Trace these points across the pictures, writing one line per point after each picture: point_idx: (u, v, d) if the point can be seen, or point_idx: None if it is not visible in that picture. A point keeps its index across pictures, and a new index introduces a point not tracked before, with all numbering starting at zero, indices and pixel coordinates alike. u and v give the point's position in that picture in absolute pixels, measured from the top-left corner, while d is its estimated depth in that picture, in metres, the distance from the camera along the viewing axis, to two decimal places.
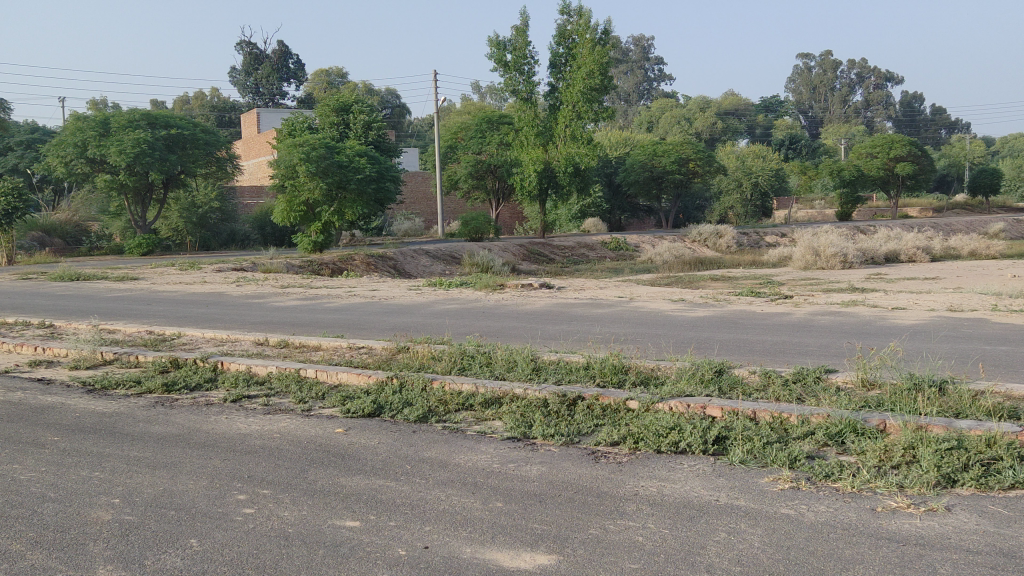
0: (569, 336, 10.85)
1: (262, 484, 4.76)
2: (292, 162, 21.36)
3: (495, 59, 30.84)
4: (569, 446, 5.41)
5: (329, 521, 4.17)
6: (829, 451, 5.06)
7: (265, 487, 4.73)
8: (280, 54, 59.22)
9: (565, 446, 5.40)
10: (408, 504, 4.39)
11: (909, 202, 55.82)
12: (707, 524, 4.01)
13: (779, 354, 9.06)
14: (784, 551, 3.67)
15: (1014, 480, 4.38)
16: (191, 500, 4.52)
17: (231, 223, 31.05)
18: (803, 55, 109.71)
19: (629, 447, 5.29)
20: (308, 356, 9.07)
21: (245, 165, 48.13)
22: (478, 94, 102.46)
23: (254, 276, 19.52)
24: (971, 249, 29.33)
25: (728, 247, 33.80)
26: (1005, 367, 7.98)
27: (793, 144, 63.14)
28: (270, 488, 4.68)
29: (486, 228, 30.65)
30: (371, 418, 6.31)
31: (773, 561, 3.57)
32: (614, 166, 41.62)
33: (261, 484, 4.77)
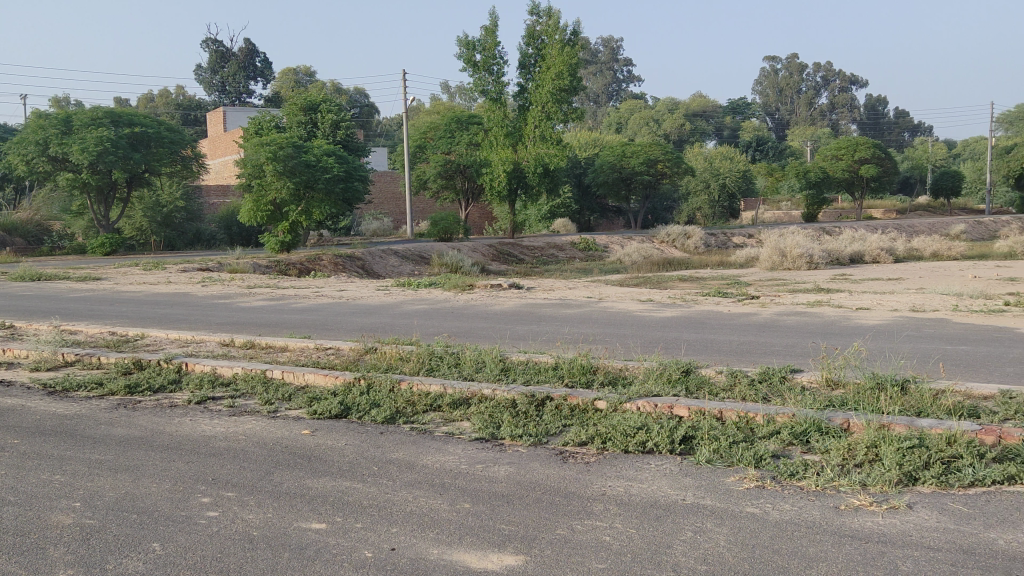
0: (538, 336, 10.84)
1: (227, 487, 4.68)
2: (258, 161, 21.13)
3: (464, 60, 30.73)
4: (537, 446, 5.38)
5: (295, 524, 4.10)
6: (794, 450, 5.07)
7: (229, 489, 4.65)
8: (247, 53, 58.61)
9: (533, 447, 5.37)
10: (374, 506, 4.34)
11: (873, 203, 56.52)
12: (673, 524, 4.00)
13: (745, 354, 9.12)
14: (750, 550, 3.67)
15: (974, 478, 4.42)
16: (154, 503, 4.42)
17: (196, 223, 30.55)
18: (770, 58, 110.57)
19: (596, 447, 5.27)
20: (275, 357, 8.97)
21: (212, 164, 47.61)
22: (447, 94, 102.18)
23: (220, 276, 19.34)
24: (934, 250, 29.80)
25: (696, 248, 34.01)
26: (966, 366, 8.09)
27: (759, 145, 63.70)
28: (234, 491, 4.60)
29: (456, 228, 30.61)
30: (337, 420, 6.25)
31: (738, 560, 3.57)
32: (583, 166, 41.69)
33: (226, 487, 4.68)
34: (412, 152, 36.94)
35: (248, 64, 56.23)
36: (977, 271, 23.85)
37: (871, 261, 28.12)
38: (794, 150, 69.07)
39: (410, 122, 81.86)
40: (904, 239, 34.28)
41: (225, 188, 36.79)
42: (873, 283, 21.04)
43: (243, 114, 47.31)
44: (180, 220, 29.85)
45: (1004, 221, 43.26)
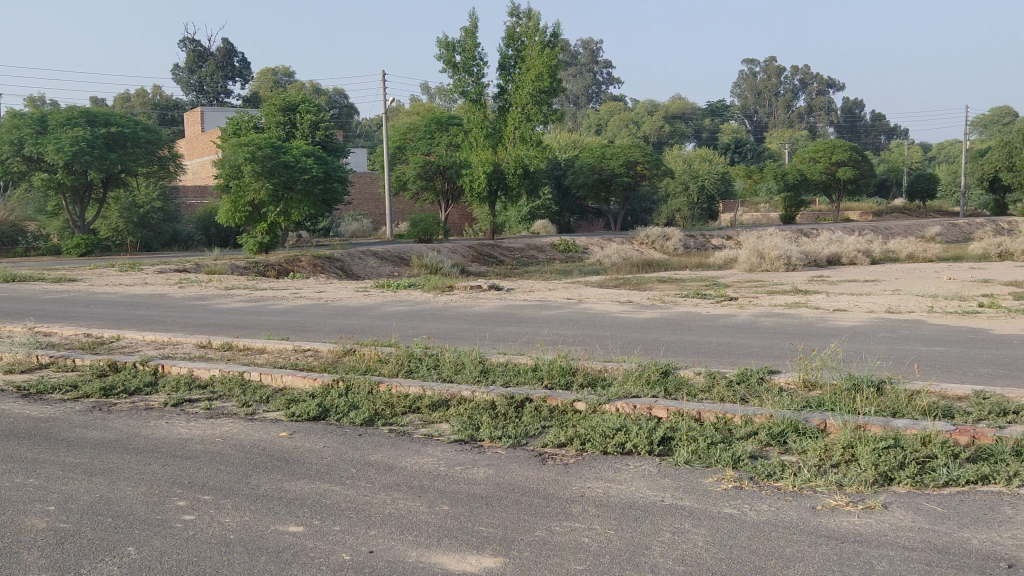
0: (517, 338, 10.80)
1: (203, 490, 4.62)
2: (236, 161, 20.96)
3: (444, 61, 30.61)
4: (516, 448, 5.35)
5: (272, 527, 4.05)
6: (771, 451, 5.07)
7: (206, 492, 4.58)
8: (225, 53, 58.16)
9: (512, 449, 5.34)
10: (352, 508, 4.29)
11: (850, 206, 56.94)
12: (652, 524, 3.98)
13: (724, 355, 9.14)
14: (728, 551, 3.65)
15: (949, 478, 4.43)
16: (128, 506, 4.35)
17: (173, 224, 30.00)
18: (749, 61, 111.07)
19: (575, 448, 5.25)
20: (252, 358, 8.89)
21: (189, 164, 47.23)
22: (426, 96, 101.99)
23: (198, 277, 19.13)
24: (910, 252, 30.06)
25: (675, 249, 34.10)
26: (942, 367, 8.15)
27: (738, 148, 63.96)
28: (211, 494, 4.54)
29: (436, 230, 30.55)
30: (315, 421, 6.19)
31: (716, 560, 3.55)
32: (563, 168, 41.66)
33: (203, 490, 4.61)
34: (392, 153, 36.78)
35: (225, 64, 55.81)
36: (952, 272, 24.06)
37: (849, 263, 28.31)
38: (772, 153, 69.38)
39: (390, 124, 81.61)
40: (881, 241, 34.54)
41: (203, 188, 36.46)
42: (850, 284, 21.17)
43: (221, 114, 46.95)
44: (157, 222, 29.12)
45: (979, 223, 43.67)
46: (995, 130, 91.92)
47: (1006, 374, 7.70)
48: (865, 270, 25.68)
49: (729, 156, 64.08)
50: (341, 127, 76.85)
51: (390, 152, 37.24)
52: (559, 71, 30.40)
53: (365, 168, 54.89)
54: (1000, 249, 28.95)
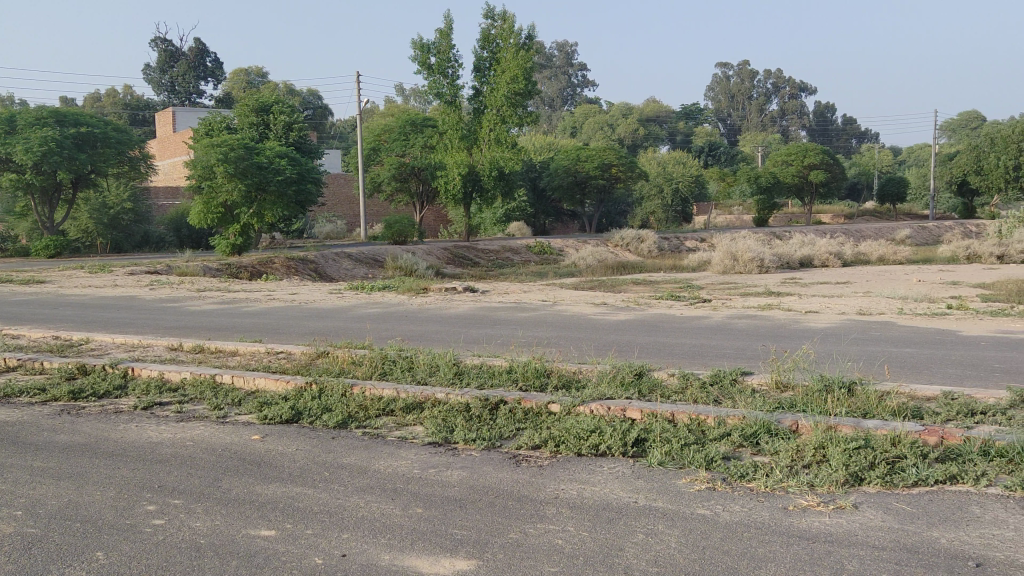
0: (492, 340, 10.72)
1: (173, 494, 4.52)
2: (209, 162, 20.71)
3: (419, 62, 30.40)
4: (490, 450, 5.28)
5: (244, 531, 3.97)
6: (744, 451, 5.04)
7: (176, 496, 4.48)
8: (197, 52, 57.50)
9: (486, 451, 5.28)
10: (325, 511, 4.22)
11: (822, 209, 57.35)
12: (625, 526, 3.94)
13: (696, 357, 9.13)
14: (701, 551, 3.62)
15: (918, 478, 4.42)
16: (97, 511, 4.26)
17: (144, 224, 29.26)
18: (722, 63, 111.42)
19: (550, 450, 5.21)
20: (224, 361, 8.75)
21: (160, 165, 46.66)
22: (401, 96, 101.39)
23: (169, 280, 18.80)
24: (881, 254, 30.30)
25: (649, 252, 34.10)
26: (911, 368, 8.19)
27: (712, 150, 64.16)
28: (182, 498, 4.44)
29: (410, 231, 30.44)
30: (289, 424, 6.09)
31: (688, 560, 3.53)
32: (538, 170, 41.60)
33: (173, 494, 4.51)
34: (366, 154, 36.46)
35: (197, 64, 55.15)
36: (922, 275, 24.26)
37: (820, 265, 28.47)
38: (745, 155, 69.73)
39: (364, 124, 81.12)
40: (853, 243, 34.77)
41: (175, 189, 35.98)
42: (822, 286, 21.32)
43: (192, 114, 46.40)
44: (127, 222, 28.43)
45: (948, 225, 44.08)
46: (963, 133, 92.84)
47: (972, 375, 7.76)
48: (837, 272, 25.79)
49: (703, 159, 64.24)
50: (315, 128, 76.22)
51: (365, 154, 37.01)
52: (534, 73, 30.33)
53: (340, 169, 54.50)
54: (967, 250, 29.20)
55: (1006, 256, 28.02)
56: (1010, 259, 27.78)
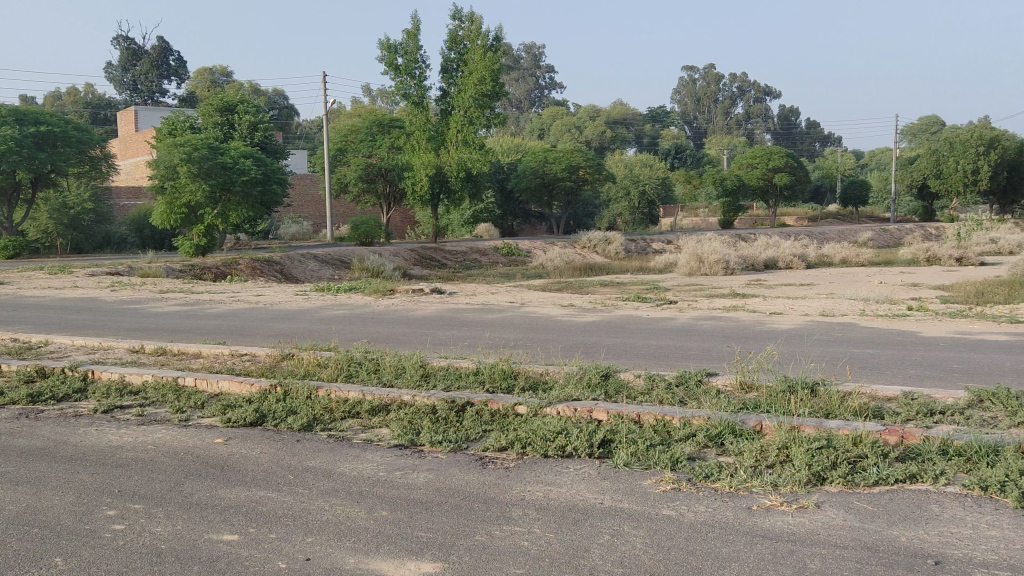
0: (459, 342, 10.62)
1: (134, 499, 4.40)
2: (172, 162, 20.38)
3: (386, 62, 30.15)
4: (456, 452, 5.21)
5: (206, 535, 3.86)
6: (709, 452, 5.01)
7: (137, 501, 4.36)
8: (160, 50, 56.57)
9: (452, 453, 5.20)
10: (289, 515, 4.12)
11: (786, 211, 57.92)
12: (591, 527, 3.89)
13: (662, 358, 9.11)
14: (666, 552, 3.59)
15: (879, 477, 4.41)
16: (55, 516, 4.14)
17: (106, 224, 28.75)
18: (687, 66, 111.88)
19: (516, 452, 5.14)
20: (186, 363, 8.56)
21: (122, 165, 45.84)
22: (368, 97, 100.71)
23: (131, 280, 18.46)
24: (843, 257, 30.59)
25: (616, 254, 34.10)
26: (874, 369, 8.22)
27: (678, 153, 64.40)
28: (142, 503, 4.32)
29: (377, 232, 30.21)
30: (252, 427, 5.96)
31: (654, 561, 3.49)
32: (506, 171, 41.30)
33: (133, 499, 4.39)
34: (333, 155, 36.10)
35: (160, 63, 54.34)
36: (884, 277, 24.50)
37: (785, 267, 28.70)
38: (711, 158, 70.18)
39: (331, 125, 80.51)
40: (817, 246, 35.12)
41: (138, 189, 35.38)
42: (786, 288, 21.50)
43: (155, 114, 45.69)
44: (88, 223, 27.88)
45: (909, 228, 44.62)
46: (923, 138, 94.02)
47: (933, 376, 7.83)
48: (801, 275, 25.97)
49: (669, 161, 64.51)
50: (281, 128, 75.36)
51: (331, 155, 36.67)
52: (502, 75, 30.22)
53: (305, 169, 53.95)
54: (928, 253, 29.56)
55: (966, 258, 28.38)
56: (969, 261, 28.15)
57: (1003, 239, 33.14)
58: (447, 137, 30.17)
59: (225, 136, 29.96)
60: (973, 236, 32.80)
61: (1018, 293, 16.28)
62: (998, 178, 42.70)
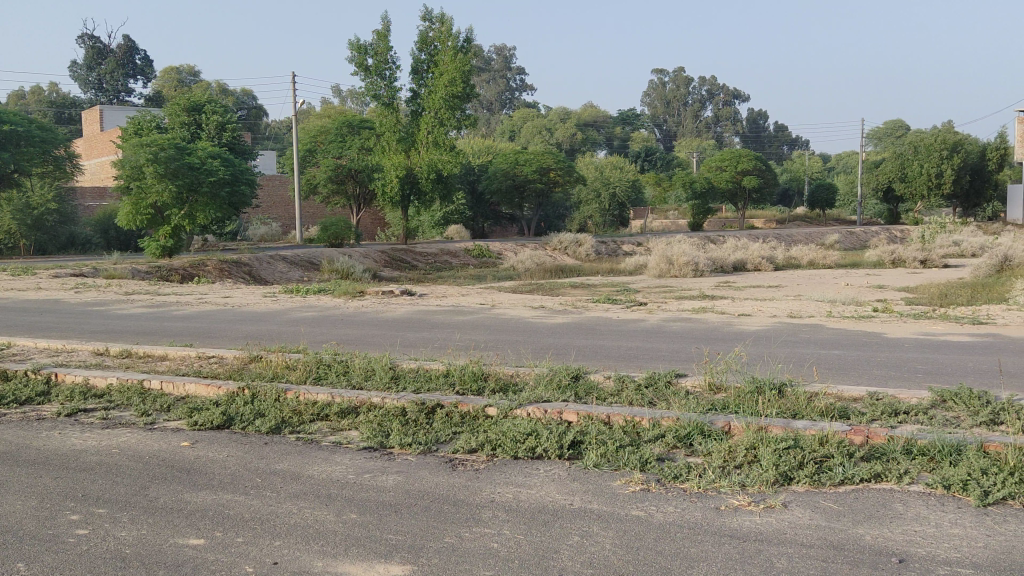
0: (429, 344, 10.59)
1: (98, 503, 4.35)
2: (138, 162, 20.12)
3: (356, 63, 29.96)
4: (426, 454, 5.21)
5: (172, 540, 3.83)
6: (678, 452, 5.05)
7: (101, 506, 4.31)
8: (126, 49, 55.69)
9: (421, 455, 5.20)
10: (257, 519, 4.10)
11: (753, 215, 58.48)
12: (561, 528, 3.92)
13: (632, 360, 9.18)
14: (635, 552, 3.62)
15: (844, 477, 4.47)
16: (17, 522, 4.09)
17: (69, 225, 28.28)
18: (657, 69, 112.52)
19: (486, 453, 5.15)
20: (152, 366, 8.46)
21: (86, 164, 45.06)
22: (337, 98, 100.09)
23: (95, 282, 18.22)
24: (811, 259, 30.88)
25: (586, 256, 34.18)
26: (839, 370, 8.34)
27: (648, 156, 64.61)
28: (107, 508, 4.28)
29: (347, 234, 30.01)
30: (219, 431, 5.91)
31: (622, 562, 3.52)
32: (476, 173, 40.64)
33: (98, 504, 4.34)
34: (302, 156, 35.81)
35: (126, 62, 53.58)
36: (849, 279, 24.80)
37: (753, 269, 28.93)
38: (680, 161, 70.50)
39: (300, 126, 79.89)
40: (784, 248, 35.49)
41: (103, 190, 34.91)
42: (754, 289, 21.68)
43: (121, 113, 45.03)
44: (52, 223, 27.19)
45: (874, 231, 45.15)
46: (888, 141, 95.13)
47: (898, 376, 7.96)
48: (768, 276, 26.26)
49: (639, 164, 64.83)
50: (249, 128, 74.56)
51: (300, 155, 36.36)
52: (472, 76, 30.19)
53: (274, 170, 53.43)
54: (892, 255, 29.93)
55: (930, 261, 28.77)
56: (933, 263, 28.56)
57: (965, 241, 33.63)
58: (417, 138, 30.10)
59: (192, 137, 29.62)
60: (936, 239, 33.26)
61: (980, 296, 16.53)
62: (961, 181, 43.33)
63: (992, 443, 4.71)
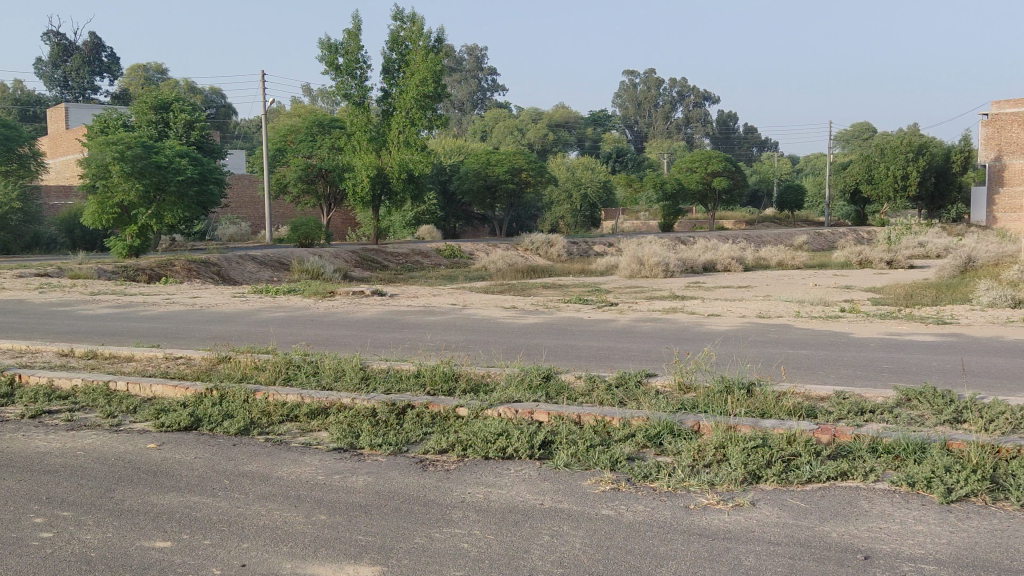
0: (400, 344, 10.57)
1: (62, 506, 4.32)
2: (104, 161, 19.83)
3: (326, 62, 29.73)
4: (396, 455, 5.22)
5: (138, 543, 3.81)
6: (648, 452, 5.09)
7: (66, 509, 4.29)
8: (92, 46, 54.77)
9: (392, 456, 5.21)
10: (224, 521, 4.08)
11: (723, 215, 58.87)
12: (531, 528, 3.95)
13: (603, 359, 9.24)
14: (605, 552, 3.66)
15: (811, 475, 4.53)
16: None
17: (33, 224, 27.76)
18: (628, 71, 112.77)
19: (456, 453, 5.17)
20: (117, 367, 8.38)
21: (51, 163, 44.26)
22: (307, 97, 99.15)
23: (60, 282, 17.95)
24: (780, 259, 31.15)
25: (558, 256, 34.24)
26: (806, 369, 8.45)
27: (619, 157, 64.80)
28: (72, 510, 4.25)
29: (318, 234, 29.79)
30: (186, 432, 5.87)
31: (592, 561, 3.56)
32: (448, 173, 40.58)
33: (62, 506, 4.31)
34: (271, 155, 35.48)
35: (92, 59, 52.86)
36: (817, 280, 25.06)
37: (723, 270, 29.11)
38: (651, 162, 70.85)
39: (269, 125, 79.22)
40: (754, 249, 35.78)
41: (67, 188, 34.36)
42: (724, 290, 21.84)
43: (87, 111, 44.28)
44: (16, 223, 26.68)
45: (841, 232, 45.64)
46: (856, 144, 95.99)
47: (865, 375, 8.08)
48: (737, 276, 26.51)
49: (611, 165, 64.93)
50: (218, 127, 73.65)
51: (270, 155, 36.03)
52: (444, 77, 30.12)
53: (243, 169, 52.79)
54: (860, 256, 30.26)
55: (895, 262, 29.15)
56: (898, 264, 28.91)
57: (930, 242, 34.10)
58: (388, 138, 29.98)
59: (160, 135, 29.24)
60: (902, 241, 33.68)
61: (944, 296, 16.77)
62: (927, 184, 43.90)
63: (956, 441, 4.79)
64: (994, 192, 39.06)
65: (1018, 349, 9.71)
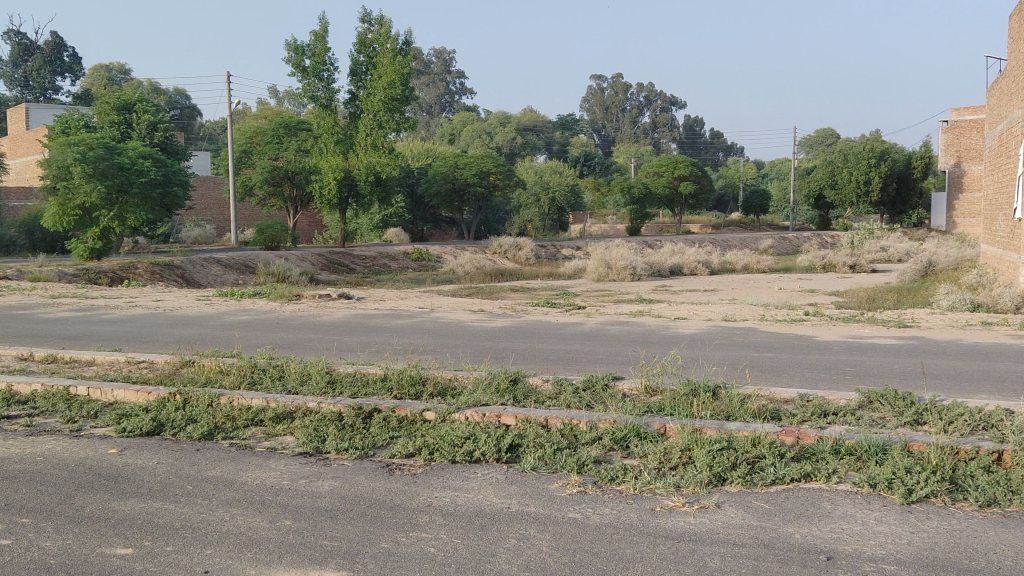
0: (366, 348, 10.48)
1: (22, 513, 4.24)
2: (65, 162, 19.47)
3: (293, 64, 29.44)
4: (363, 459, 5.18)
5: (98, 550, 3.74)
6: (614, 455, 5.09)
7: (23, 515, 4.20)
8: (55, 46, 53.69)
9: (359, 460, 5.17)
10: (187, 527, 4.02)
11: (689, 219, 59.23)
12: (497, 531, 3.94)
13: (571, 363, 9.23)
14: (571, 554, 3.65)
15: (775, 477, 4.56)
16: None
17: None
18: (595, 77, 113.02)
19: (423, 457, 5.14)
20: (78, 372, 8.24)
21: (9, 164, 43.24)
22: (273, 98, 98.20)
23: (19, 284, 17.61)
24: (745, 263, 31.40)
25: (526, 259, 34.21)
26: (770, 372, 8.53)
27: (587, 161, 64.99)
28: (30, 517, 4.17)
29: (283, 236, 29.42)
30: (149, 437, 5.77)
31: (558, 564, 3.55)
32: (416, 176, 40.44)
33: (20, 513, 4.23)
34: (237, 156, 35.17)
35: (54, 58, 51.78)
36: (782, 283, 25.31)
37: (689, 273, 29.26)
38: (617, 166, 71.19)
39: (235, 125, 78.38)
40: (720, 252, 35.96)
41: (28, 189, 33.63)
42: (691, 293, 21.93)
43: (47, 111, 43.30)
44: None
45: (805, 235, 46.14)
46: (819, 150, 97.35)
47: (830, 377, 8.14)
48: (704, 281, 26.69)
49: (579, 169, 65.01)
50: (182, 128, 72.57)
51: (236, 156, 35.64)
52: (412, 79, 30.00)
53: (207, 171, 51.99)
54: (823, 260, 30.53)
55: (858, 266, 29.54)
56: (860, 268, 29.24)
57: (892, 247, 34.58)
58: (355, 140, 29.69)
59: (122, 136, 28.76)
60: (865, 245, 34.10)
61: (905, 299, 17.04)
62: (888, 189, 44.49)
63: (917, 442, 4.83)
64: (954, 197, 39.61)
65: (975, 352, 9.84)
